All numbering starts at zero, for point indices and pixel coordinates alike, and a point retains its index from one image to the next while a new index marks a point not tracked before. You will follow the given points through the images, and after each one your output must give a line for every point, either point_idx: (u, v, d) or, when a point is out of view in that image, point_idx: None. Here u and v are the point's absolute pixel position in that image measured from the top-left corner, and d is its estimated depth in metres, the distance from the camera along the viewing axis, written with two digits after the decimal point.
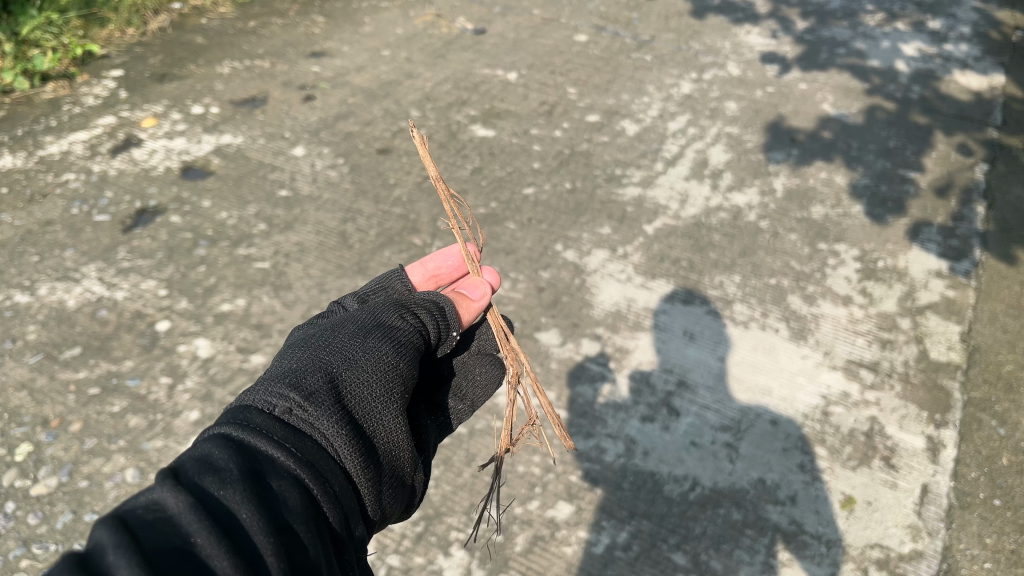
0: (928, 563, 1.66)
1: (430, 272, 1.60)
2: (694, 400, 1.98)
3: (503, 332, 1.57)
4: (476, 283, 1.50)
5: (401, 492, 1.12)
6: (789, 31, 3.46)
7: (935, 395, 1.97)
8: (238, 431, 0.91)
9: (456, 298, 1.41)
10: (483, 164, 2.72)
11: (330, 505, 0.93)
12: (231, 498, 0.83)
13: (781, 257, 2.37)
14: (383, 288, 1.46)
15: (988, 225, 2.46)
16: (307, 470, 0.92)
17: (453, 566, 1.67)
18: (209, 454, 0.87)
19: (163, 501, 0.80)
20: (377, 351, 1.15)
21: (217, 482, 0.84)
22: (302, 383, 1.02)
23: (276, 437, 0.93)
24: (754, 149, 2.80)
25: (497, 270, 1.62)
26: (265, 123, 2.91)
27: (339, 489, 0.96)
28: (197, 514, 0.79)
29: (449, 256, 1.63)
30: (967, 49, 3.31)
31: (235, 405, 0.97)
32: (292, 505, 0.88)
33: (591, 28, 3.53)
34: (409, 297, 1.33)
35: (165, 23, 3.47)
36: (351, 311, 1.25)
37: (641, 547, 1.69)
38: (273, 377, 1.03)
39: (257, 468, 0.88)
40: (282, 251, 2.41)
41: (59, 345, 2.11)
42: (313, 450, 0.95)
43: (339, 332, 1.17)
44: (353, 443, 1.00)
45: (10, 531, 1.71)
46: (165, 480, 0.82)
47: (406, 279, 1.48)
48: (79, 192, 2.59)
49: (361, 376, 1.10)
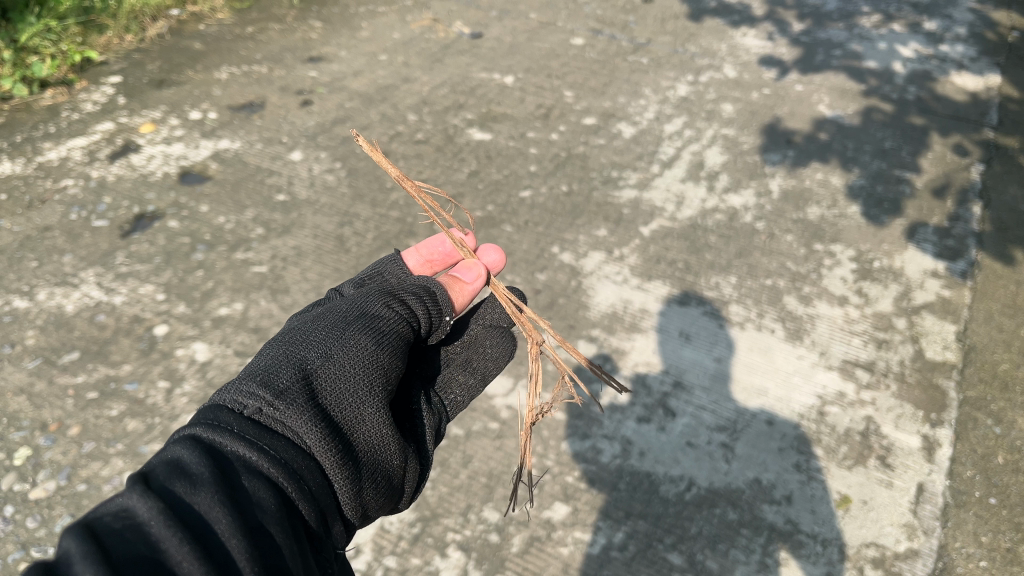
0: (923, 562, 1.66)
1: (426, 257, 1.62)
2: (690, 401, 1.99)
3: (513, 304, 1.56)
4: (470, 264, 1.53)
5: (386, 486, 1.13)
6: (785, 33, 3.48)
7: (930, 395, 1.98)
8: (208, 434, 0.91)
9: (447, 282, 1.46)
10: (480, 167, 2.73)
11: (306, 503, 0.95)
12: (202, 502, 0.84)
13: (777, 257, 2.38)
14: (377, 273, 1.52)
15: (984, 225, 2.47)
16: (280, 469, 0.93)
17: (449, 567, 1.67)
18: (179, 458, 0.88)
19: (132, 507, 0.81)
20: (356, 343, 1.17)
21: (188, 486, 0.85)
22: (276, 381, 1.03)
23: (248, 437, 0.94)
24: (750, 151, 2.81)
25: (499, 247, 1.63)
26: (263, 128, 2.93)
27: (315, 487, 0.97)
28: (167, 521, 0.80)
29: (444, 241, 1.65)
30: (963, 50, 3.32)
31: (207, 405, 0.97)
32: (266, 504, 0.89)
33: (588, 32, 3.55)
34: (394, 287, 1.35)
35: (164, 29, 3.49)
36: (332, 304, 1.27)
37: (637, 547, 1.69)
38: (247, 375, 1.04)
39: (228, 469, 0.89)
40: (280, 255, 2.42)
41: (58, 350, 2.12)
42: (286, 449, 0.96)
43: (318, 325, 1.18)
44: (329, 440, 1.01)
45: (8, 534, 1.71)
46: (134, 486, 0.82)
47: (399, 261, 1.54)
48: (78, 198, 2.60)
49: (338, 371, 1.11)
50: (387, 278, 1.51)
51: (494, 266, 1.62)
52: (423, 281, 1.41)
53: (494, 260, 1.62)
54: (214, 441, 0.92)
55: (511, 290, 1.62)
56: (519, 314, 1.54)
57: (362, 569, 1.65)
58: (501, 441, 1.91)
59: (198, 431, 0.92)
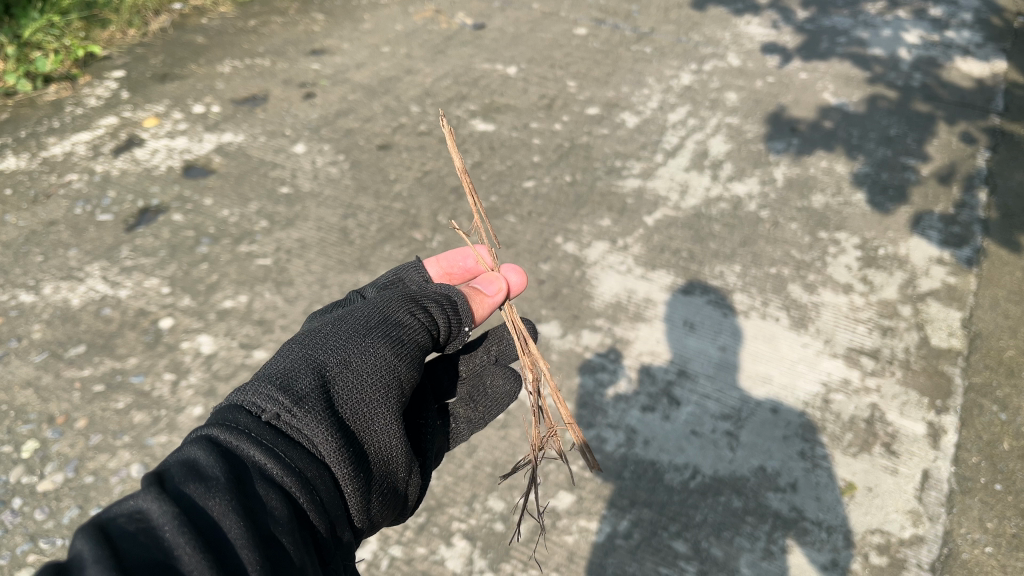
0: (928, 548, 1.66)
1: (445, 269, 1.59)
2: (695, 389, 1.99)
3: (522, 337, 1.54)
4: (491, 277, 1.48)
5: (391, 496, 1.14)
6: (789, 21, 3.46)
7: (936, 381, 1.97)
8: (226, 437, 0.92)
9: (468, 292, 1.41)
10: (483, 158, 2.73)
11: (316, 514, 0.95)
12: (216, 507, 0.84)
13: (781, 246, 2.37)
14: (397, 278, 1.50)
15: (990, 212, 2.46)
16: (295, 479, 0.93)
17: (454, 555, 1.68)
18: (195, 459, 0.88)
19: (146, 510, 0.81)
20: (375, 351, 1.16)
21: (202, 490, 0.85)
22: (294, 387, 1.04)
23: (264, 443, 0.94)
24: (754, 139, 2.80)
25: (522, 269, 1.54)
26: (265, 121, 2.93)
27: (326, 497, 0.98)
28: (180, 527, 0.80)
29: (467, 256, 1.61)
30: (968, 36, 3.30)
31: (224, 406, 0.98)
32: (278, 513, 0.89)
33: (591, 21, 3.53)
34: (416, 291, 1.33)
35: (166, 23, 3.49)
36: (355, 306, 1.26)
37: (642, 535, 1.70)
38: (265, 378, 1.05)
39: (243, 474, 0.90)
40: (284, 247, 2.42)
41: (65, 343, 2.13)
42: (300, 459, 0.96)
43: (338, 329, 1.18)
44: (342, 451, 1.02)
45: (16, 526, 1.73)
46: (149, 488, 0.83)
47: (422, 270, 1.51)
48: (83, 192, 2.61)
49: (355, 379, 1.11)
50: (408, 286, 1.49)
51: (514, 289, 1.53)
52: (444, 288, 1.38)
53: (515, 282, 1.53)
54: (230, 444, 0.92)
55: (523, 320, 1.58)
56: (525, 349, 1.54)
57: (368, 559, 1.66)
58: (507, 431, 1.91)
59: (213, 432, 0.93)
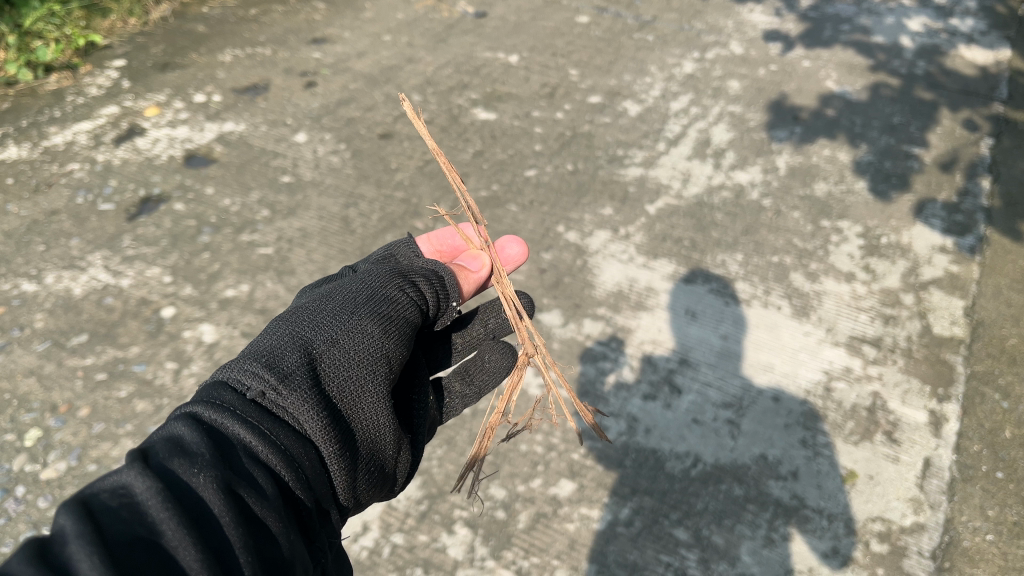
0: (930, 536, 1.66)
1: (437, 247, 1.59)
2: (696, 377, 1.99)
3: (514, 307, 1.49)
4: (476, 253, 1.52)
5: (378, 475, 1.14)
6: (792, 8, 3.43)
7: (938, 369, 1.97)
8: (212, 414, 0.93)
9: (455, 270, 1.43)
10: (484, 147, 2.72)
11: (302, 491, 0.95)
12: (201, 484, 0.84)
13: (783, 235, 2.36)
14: (389, 254, 1.49)
15: (993, 200, 2.45)
16: (280, 456, 0.93)
17: (456, 543, 1.68)
18: (179, 436, 0.89)
19: (130, 485, 0.81)
20: (362, 330, 1.16)
21: (187, 466, 0.85)
22: (281, 364, 1.04)
23: (250, 420, 0.94)
24: (756, 128, 2.78)
25: (522, 240, 1.56)
26: (267, 110, 2.92)
27: (313, 475, 0.98)
28: (164, 502, 0.80)
29: (457, 234, 1.61)
30: (973, 23, 3.28)
31: (210, 382, 0.98)
32: (264, 489, 0.90)
33: (593, 10, 3.51)
34: (406, 269, 1.33)
35: (167, 12, 3.47)
36: (344, 281, 1.26)
37: (643, 523, 1.70)
38: (252, 355, 1.05)
39: (228, 452, 0.90)
40: (286, 236, 2.42)
41: (68, 333, 2.13)
42: (286, 437, 0.96)
43: (326, 307, 1.18)
44: (328, 429, 1.02)
45: (21, 514, 1.74)
46: (133, 463, 0.83)
47: (414, 245, 1.49)
48: (83, 181, 2.61)
49: (342, 357, 1.11)
50: (399, 261, 1.47)
51: (513, 260, 1.56)
52: (433, 266, 1.38)
53: (514, 254, 1.56)
54: (215, 421, 0.92)
55: (520, 295, 1.55)
56: (518, 322, 1.49)
57: (370, 546, 1.67)
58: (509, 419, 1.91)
59: (198, 409, 0.93)
